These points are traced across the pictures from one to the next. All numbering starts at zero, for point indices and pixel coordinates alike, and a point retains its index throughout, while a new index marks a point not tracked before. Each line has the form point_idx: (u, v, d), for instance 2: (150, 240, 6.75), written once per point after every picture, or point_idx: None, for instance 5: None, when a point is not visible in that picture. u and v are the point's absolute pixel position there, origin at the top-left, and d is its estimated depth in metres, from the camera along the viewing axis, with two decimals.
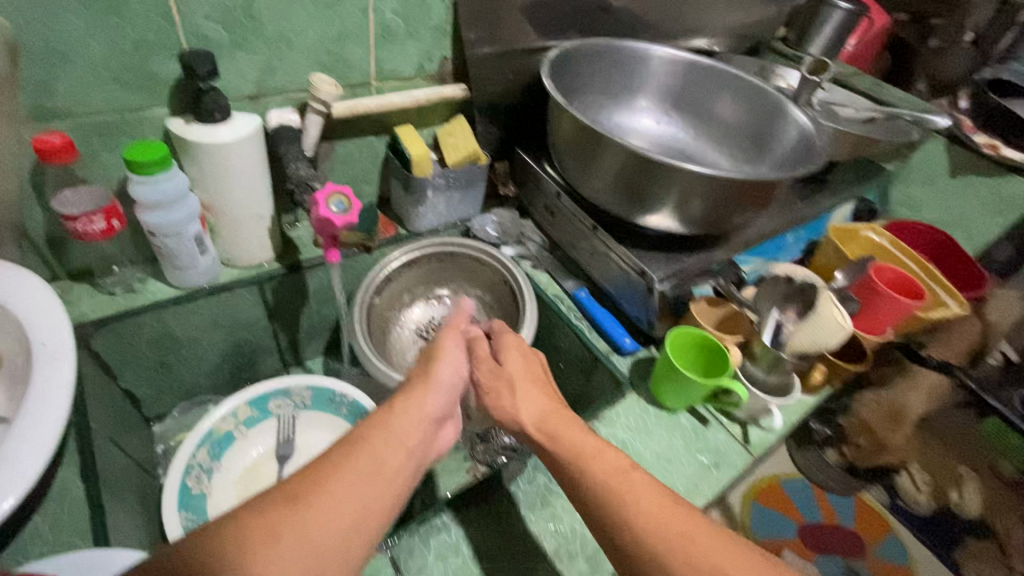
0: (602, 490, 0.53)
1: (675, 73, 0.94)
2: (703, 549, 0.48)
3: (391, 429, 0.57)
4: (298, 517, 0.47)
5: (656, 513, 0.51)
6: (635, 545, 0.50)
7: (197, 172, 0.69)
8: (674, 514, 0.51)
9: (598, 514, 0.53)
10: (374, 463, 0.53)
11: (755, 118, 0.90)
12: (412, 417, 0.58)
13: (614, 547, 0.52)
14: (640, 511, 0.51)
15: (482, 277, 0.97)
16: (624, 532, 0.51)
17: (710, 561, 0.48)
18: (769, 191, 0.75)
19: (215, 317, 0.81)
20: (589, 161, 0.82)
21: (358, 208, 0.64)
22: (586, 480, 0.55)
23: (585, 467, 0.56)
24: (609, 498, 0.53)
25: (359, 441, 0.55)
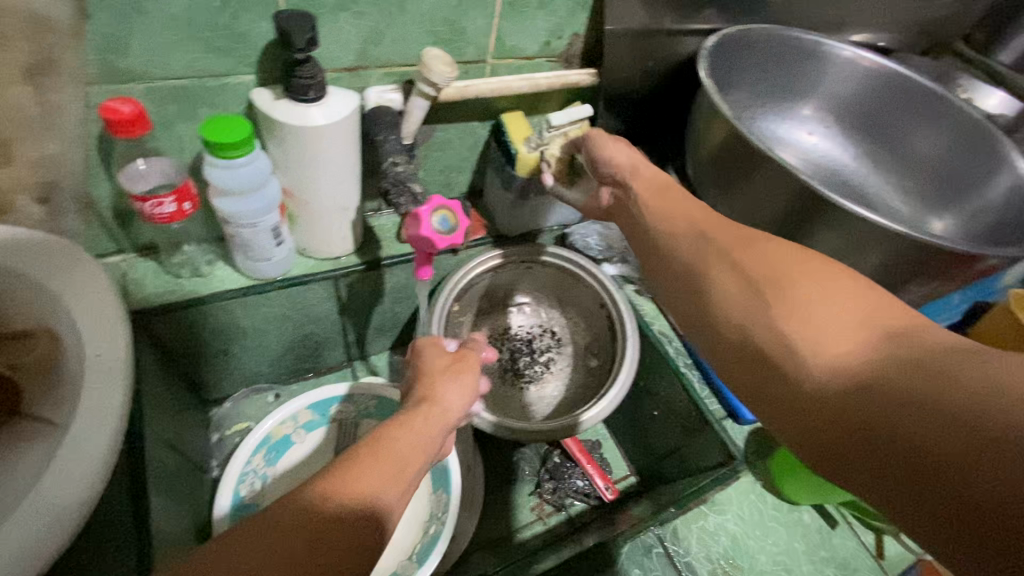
0: (670, 224, 0.50)
1: (850, 78, 0.76)
2: (768, 258, 0.40)
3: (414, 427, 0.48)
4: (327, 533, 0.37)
5: (705, 228, 0.46)
6: (689, 251, 0.46)
7: (281, 156, 0.59)
8: (747, 232, 0.44)
9: (665, 242, 0.49)
10: (400, 466, 0.43)
11: (951, 152, 0.72)
12: (437, 424, 0.50)
13: (671, 275, 0.47)
14: (709, 227, 0.46)
15: (575, 294, 0.86)
16: (686, 249, 0.46)
17: (775, 271, 0.39)
18: (977, 262, 0.58)
19: (284, 310, 0.74)
20: (737, 184, 0.66)
21: (465, 228, 0.54)
22: (656, 205, 0.53)
23: (667, 205, 0.52)
24: (679, 228, 0.49)
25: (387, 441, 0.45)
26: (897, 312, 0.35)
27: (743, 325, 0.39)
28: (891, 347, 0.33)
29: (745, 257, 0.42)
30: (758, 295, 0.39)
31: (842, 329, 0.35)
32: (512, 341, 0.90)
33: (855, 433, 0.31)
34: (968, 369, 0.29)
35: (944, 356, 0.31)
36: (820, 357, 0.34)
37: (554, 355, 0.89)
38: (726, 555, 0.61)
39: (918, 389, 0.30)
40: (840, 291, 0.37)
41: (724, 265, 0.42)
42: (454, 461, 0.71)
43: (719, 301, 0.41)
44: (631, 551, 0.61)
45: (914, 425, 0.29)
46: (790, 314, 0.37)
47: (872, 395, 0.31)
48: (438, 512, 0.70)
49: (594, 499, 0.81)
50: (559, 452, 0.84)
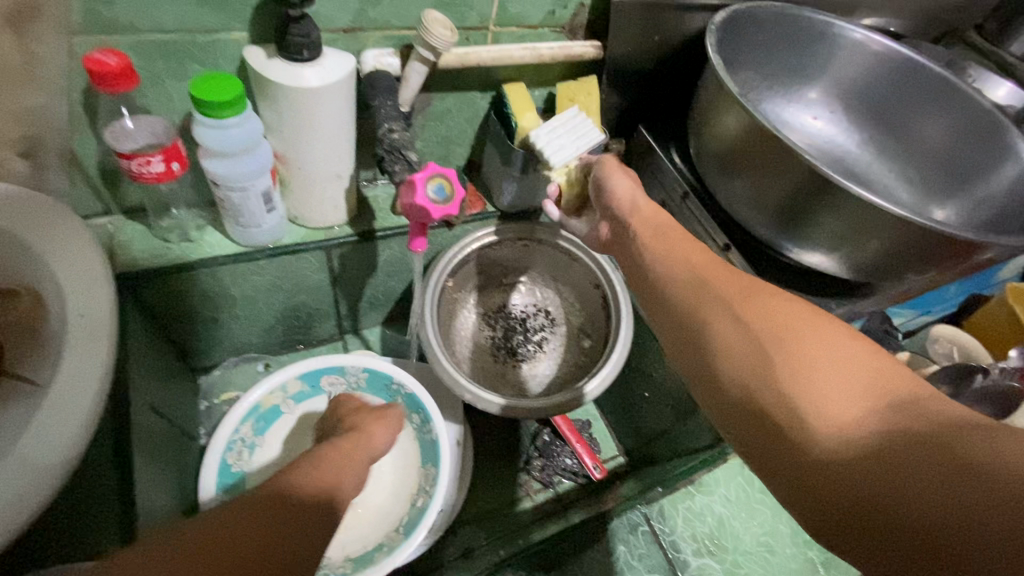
0: (669, 264, 0.48)
1: (859, 62, 0.74)
2: (775, 315, 0.40)
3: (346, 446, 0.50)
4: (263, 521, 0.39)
5: (706, 271, 0.45)
6: (689, 294, 0.44)
7: (273, 118, 0.57)
8: (746, 281, 0.43)
9: (663, 284, 0.47)
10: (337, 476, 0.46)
11: (956, 141, 0.71)
12: (367, 445, 0.53)
13: (671, 319, 0.45)
14: (709, 272, 0.45)
15: (570, 273, 0.85)
16: (685, 294, 0.45)
17: (781, 330, 0.38)
18: (978, 250, 0.58)
19: (274, 279, 0.72)
20: (740, 164, 0.66)
21: (460, 197, 0.52)
22: (652, 232, 0.53)
23: (666, 242, 0.51)
24: (675, 267, 0.48)
25: (323, 457, 0.48)
26: (902, 380, 0.35)
27: (746, 388, 0.38)
28: (899, 420, 0.32)
29: (749, 311, 0.40)
30: (763, 354, 0.38)
31: (849, 399, 0.34)
32: (505, 319, 0.89)
33: (864, 512, 0.31)
34: (979, 450, 0.29)
35: (954, 433, 0.31)
36: (829, 427, 0.33)
37: (548, 335, 0.88)
38: (711, 536, 0.61)
39: (931, 471, 0.30)
40: (845, 354, 0.36)
41: (727, 318, 0.41)
42: (444, 435, 0.71)
43: (723, 352, 0.40)
44: (617, 528, 0.61)
45: (927, 512, 0.29)
46: (795, 377, 0.36)
47: (880, 470, 0.31)
48: (426, 486, 0.70)
49: (582, 477, 0.81)
50: (548, 430, 0.84)
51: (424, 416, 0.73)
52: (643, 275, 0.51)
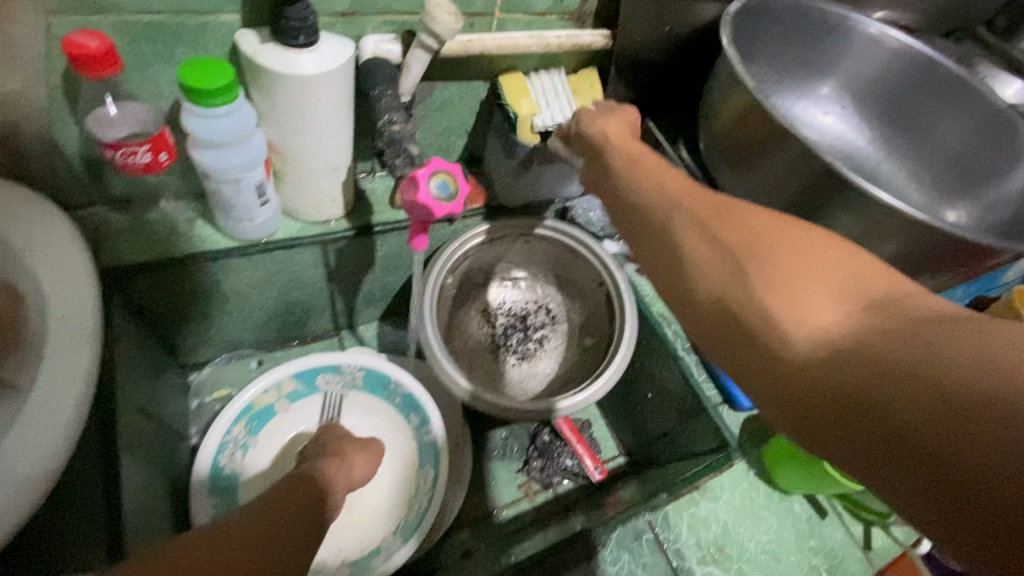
0: (646, 190, 0.44)
1: (871, 58, 0.72)
2: (751, 224, 0.36)
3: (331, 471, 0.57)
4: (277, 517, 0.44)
5: (682, 193, 0.42)
6: (661, 215, 0.41)
7: (267, 107, 0.54)
8: (724, 199, 0.39)
9: (641, 210, 0.43)
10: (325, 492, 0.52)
11: (971, 146, 0.69)
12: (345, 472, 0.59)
13: (648, 247, 0.41)
14: (686, 194, 0.41)
15: (573, 269, 0.83)
16: (660, 214, 0.41)
17: (754, 236, 0.35)
18: (995, 256, 0.56)
19: (268, 275, 0.70)
20: (752, 163, 0.64)
21: (465, 195, 0.50)
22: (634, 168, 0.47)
23: (650, 178, 0.45)
24: (658, 196, 0.43)
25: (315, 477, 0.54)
26: (883, 282, 0.32)
27: (720, 296, 0.34)
28: (877, 319, 0.29)
29: (722, 224, 0.37)
30: (736, 264, 0.34)
31: (826, 302, 0.31)
32: (506, 316, 0.86)
33: (835, 413, 0.28)
34: (962, 342, 0.26)
35: (935, 328, 0.28)
36: (803, 329, 0.30)
37: (548, 332, 0.86)
38: (716, 543, 0.60)
39: (909, 364, 0.26)
40: (821, 259, 0.33)
41: (699, 230, 0.37)
42: (443, 437, 0.69)
43: (695, 263, 0.37)
44: (621, 536, 0.59)
45: (904, 406, 0.25)
46: (769, 281, 0.33)
47: (861, 368, 0.28)
48: (425, 488, 0.68)
49: (582, 479, 0.79)
50: (548, 430, 0.82)
51: (423, 417, 0.71)
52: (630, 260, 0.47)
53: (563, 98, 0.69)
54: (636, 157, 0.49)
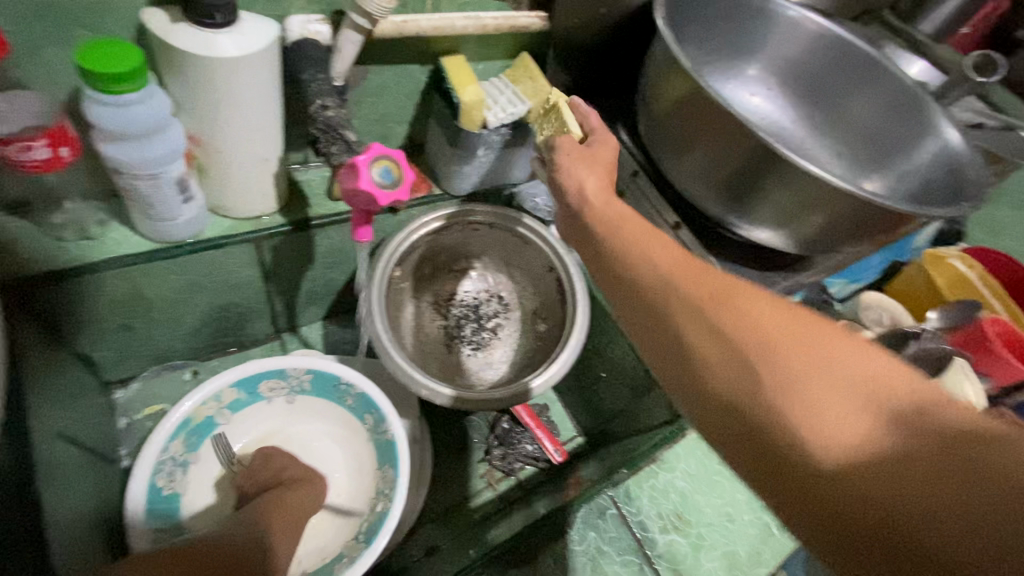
0: (627, 249, 0.44)
1: (795, 40, 0.75)
2: (752, 311, 0.36)
3: (286, 508, 0.57)
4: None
5: (676, 263, 0.41)
6: (658, 288, 0.40)
7: (184, 95, 0.50)
8: (719, 276, 0.39)
9: (632, 283, 0.42)
10: (290, 513, 0.56)
11: (886, 121, 0.73)
12: (317, 485, 0.62)
13: (644, 325, 0.41)
14: (676, 269, 0.40)
15: (522, 257, 0.82)
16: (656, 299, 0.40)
17: (759, 329, 0.35)
18: (912, 219, 0.60)
19: (197, 278, 0.65)
20: (690, 143, 0.66)
21: (410, 181, 0.48)
22: (606, 217, 0.48)
23: (616, 233, 0.46)
24: (630, 240, 0.44)
25: (261, 514, 0.54)
26: (893, 383, 0.32)
27: (732, 401, 0.34)
28: (898, 434, 0.30)
29: (725, 313, 0.36)
30: (748, 368, 0.34)
31: (843, 410, 0.31)
32: (456, 307, 0.86)
33: (868, 540, 0.28)
34: (989, 471, 0.27)
35: (957, 446, 0.28)
36: (828, 448, 0.31)
37: (502, 320, 0.86)
38: (676, 511, 0.62)
39: (939, 497, 0.27)
40: (832, 358, 0.33)
41: (704, 326, 0.37)
42: (400, 435, 0.67)
43: (699, 357, 0.36)
44: (586, 514, 0.61)
45: (945, 550, 0.26)
46: (786, 389, 0.33)
47: (891, 496, 0.28)
48: (385, 489, 0.66)
49: (543, 462, 0.79)
50: (507, 418, 0.81)
51: (379, 416, 0.68)
52: (592, 250, 0.48)
53: (507, 93, 0.69)
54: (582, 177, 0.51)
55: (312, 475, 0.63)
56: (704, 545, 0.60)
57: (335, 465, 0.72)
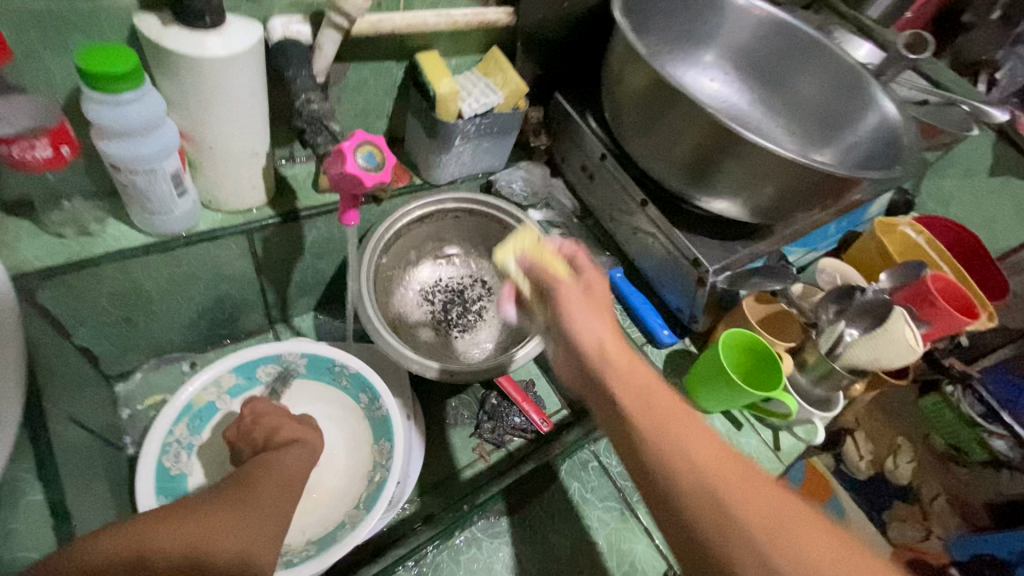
0: (659, 448, 0.41)
1: (748, 27, 0.81)
2: (803, 546, 0.36)
3: (276, 469, 0.52)
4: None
5: (717, 473, 0.40)
6: (705, 508, 0.38)
7: (177, 93, 0.54)
8: (761, 492, 0.39)
9: (667, 488, 0.40)
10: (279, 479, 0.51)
11: (831, 97, 0.78)
12: (306, 449, 0.57)
13: (671, 515, 0.40)
14: (721, 481, 0.39)
15: (501, 241, 0.87)
16: (692, 499, 0.39)
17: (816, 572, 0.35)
18: (852, 185, 0.65)
19: (193, 270, 0.68)
20: (653, 124, 0.71)
21: (392, 165, 0.52)
22: (587, 332, 0.49)
23: (641, 404, 0.44)
24: (651, 416, 0.43)
25: (247, 480, 0.49)
26: None
27: None
28: None
29: (778, 551, 0.36)
30: None
31: None
32: (441, 293, 0.90)
33: None
34: None
35: None
36: None
37: (486, 303, 0.90)
38: None
39: None
40: None
41: (753, 555, 0.36)
42: (394, 410, 0.71)
43: None
44: (570, 467, 0.67)
45: None
46: None
47: None
48: (383, 460, 0.70)
49: (531, 433, 0.83)
50: (495, 394, 0.85)
51: (373, 394, 0.73)
52: (609, 408, 0.46)
53: (481, 85, 0.73)
54: (548, 257, 0.55)
55: (305, 436, 0.58)
56: None
57: (333, 445, 0.74)
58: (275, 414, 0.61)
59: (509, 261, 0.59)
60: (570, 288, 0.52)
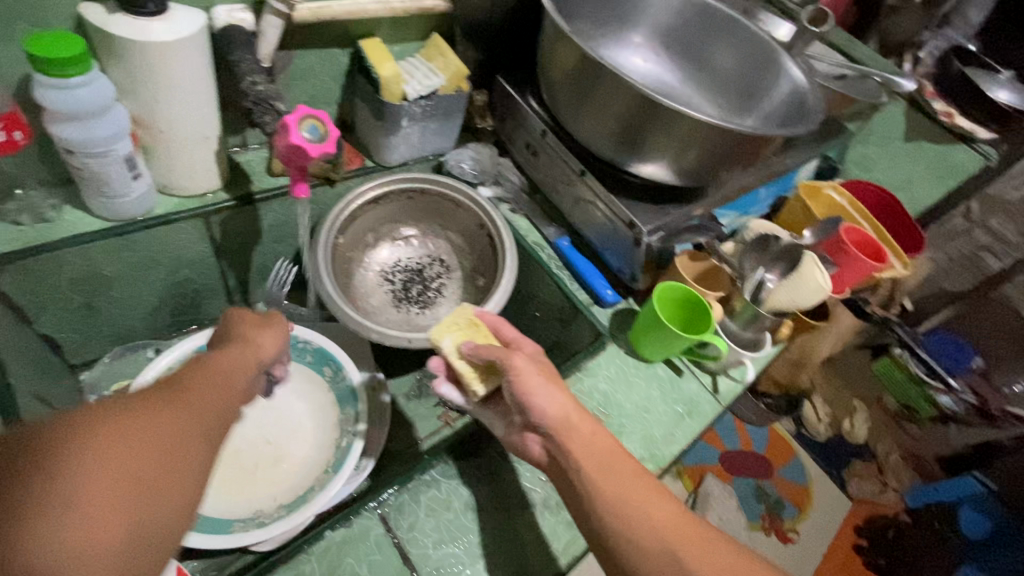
0: (613, 512, 0.53)
1: (671, 10, 0.88)
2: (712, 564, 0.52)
3: (218, 373, 0.47)
4: (155, 497, 0.36)
5: (654, 520, 0.53)
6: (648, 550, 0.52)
7: (125, 78, 0.57)
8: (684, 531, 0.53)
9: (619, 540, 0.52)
10: (228, 380, 0.47)
11: (746, 66, 0.85)
12: (255, 356, 0.53)
13: (629, 566, 0.52)
14: (662, 526, 0.53)
15: (455, 218, 0.91)
16: (648, 548, 0.52)
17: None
18: (764, 143, 0.72)
19: (152, 255, 0.71)
20: (585, 98, 0.76)
21: (335, 136, 0.56)
22: (541, 398, 0.57)
23: (603, 472, 0.55)
24: (607, 478, 0.55)
25: (185, 380, 0.44)
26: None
27: None
28: None
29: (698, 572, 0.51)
30: None
31: None
32: (400, 272, 0.93)
33: None
34: None
35: None
36: None
37: (445, 280, 0.93)
38: (600, 409, 0.73)
39: None
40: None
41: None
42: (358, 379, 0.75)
43: None
44: None
45: None
46: None
47: None
48: (349, 427, 0.72)
49: None
50: None
51: (337, 365, 0.76)
52: (572, 475, 0.56)
53: (423, 69, 0.78)
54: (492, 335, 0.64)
55: (256, 337, 0.55)
56: (625, 431, 0.72)
57: (300, 419, 0.76)
58: (230, 327, 0.57)
59: (447, 341, 0.63)
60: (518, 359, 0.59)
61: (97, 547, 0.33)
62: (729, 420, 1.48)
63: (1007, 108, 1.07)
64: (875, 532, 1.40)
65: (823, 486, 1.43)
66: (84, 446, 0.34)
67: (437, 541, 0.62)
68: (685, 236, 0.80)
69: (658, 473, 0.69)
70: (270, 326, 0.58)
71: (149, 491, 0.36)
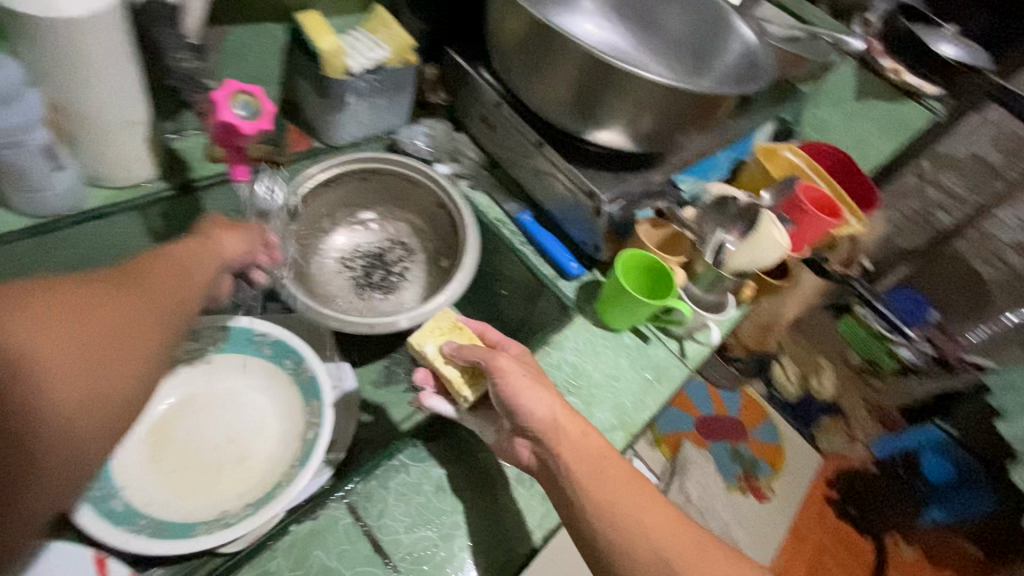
0: (605, 520, 0.53)
1: None
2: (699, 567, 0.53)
3: (168, 266, 0.53)
4: (105, 370, 0.42)
5: (644, 523, 0.53)
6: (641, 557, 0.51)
7: (33, 60, 0.52)
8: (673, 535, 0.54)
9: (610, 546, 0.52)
10: (180, 275, 0.53)
11: (696, 28, 0.84)
12: (211, 254, 0.58)
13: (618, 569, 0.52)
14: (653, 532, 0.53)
15: (414, 198, 0.87)
16: (641, 552, 0.52)
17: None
18: (717, 104, 0.72)
19: (87, 252, 0.66)
20: (536, 65, 0.74)
21: (269, 111, 0.53)
22: (521, 391, 0.56)
23: (592, 472, 0.55)
24: (596, 479, 0.54)
25: (141, 272, 0.50)
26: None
27: None
28: None
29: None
30: None
31: None
32: (361, 257, 0.89)
33: None
34: None
35: None
36: None
37: (407, 264, 0.89)
38: (568, 380, 0.72)
39: None
40: None
41: None
42: (320, 369, 0.71)
43: None
44: None
45: None
46: None
47: None
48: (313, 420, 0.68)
49: None
50: None
51: (297, 357, 0.73)
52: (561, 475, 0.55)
53: (367, 41, 0.75)
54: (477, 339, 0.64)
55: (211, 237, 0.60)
56: (595, 400, 0.72)
57: (263, 414, 0.73)
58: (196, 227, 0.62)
59: (429, 346, 0.62)
60: (505, 359, 0.59)
61: (65, 402, 0.39)
62: (701, 386, 1.51)
63: (954, 63, 1.15)
64: (843, 482, 1.49)
65: (795, 445, 1.48)
66: (46, 300, 0.41)
67: (410, 525, 0.61)
68: (645, 205, 0.80)
69: (629, 439, 0.70)
70: (229, 227, 0.62)
71: (103, 364, 0.42)
